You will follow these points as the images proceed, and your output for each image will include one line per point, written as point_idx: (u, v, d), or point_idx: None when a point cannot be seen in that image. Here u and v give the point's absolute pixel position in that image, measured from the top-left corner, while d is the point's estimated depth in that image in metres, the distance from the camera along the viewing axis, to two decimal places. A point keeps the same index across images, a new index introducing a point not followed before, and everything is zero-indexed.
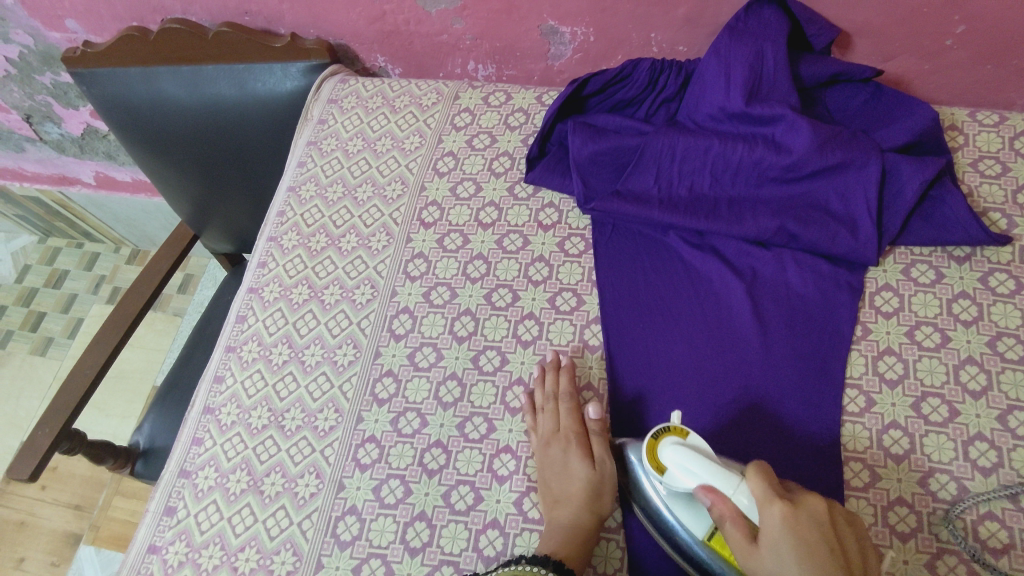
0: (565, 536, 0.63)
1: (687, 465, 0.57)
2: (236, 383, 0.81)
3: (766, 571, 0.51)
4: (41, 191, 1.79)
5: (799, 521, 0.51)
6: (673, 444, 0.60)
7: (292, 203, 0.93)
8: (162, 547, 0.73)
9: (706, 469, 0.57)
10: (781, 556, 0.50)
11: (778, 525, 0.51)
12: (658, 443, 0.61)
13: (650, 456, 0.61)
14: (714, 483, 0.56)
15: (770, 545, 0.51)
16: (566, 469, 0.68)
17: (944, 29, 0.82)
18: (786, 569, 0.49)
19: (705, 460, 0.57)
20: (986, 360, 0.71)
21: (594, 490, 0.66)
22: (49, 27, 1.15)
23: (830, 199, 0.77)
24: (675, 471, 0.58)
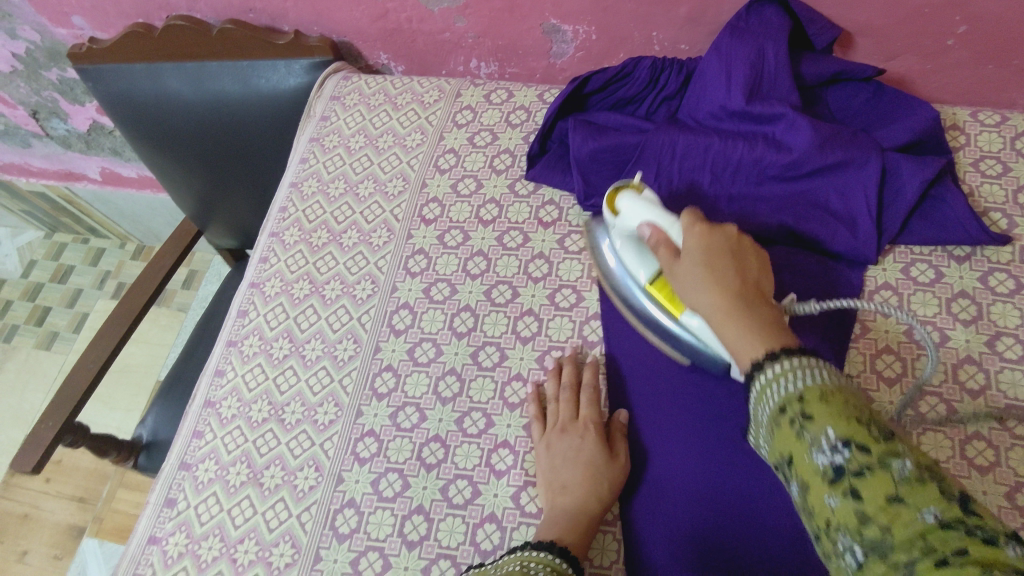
0: (570, 526, 0.63)
1: (637, 208, 0.69)
2: (237, 376, 0.81)
3: (681, 279, 0.62)
4: (47, 187, 1.80)
5: (705, 250, 0.61)
6: (629, 197, 0.71)
7: (294, 199, 0.93)
8: (163, 538, 0.73)
9: (651, 211, 0.68)
10: (692, 258, 0.61)
11: (691, 235, 0.62)
12: (618, 194, 0.72)
13: (609, 208, 0.73)
14: (656, 220, 0.67)
15: (686, 264, 0.61)
16: (579, 458, 0.67)
17: (946, 29, 0.82)
18: (698, 289, 0.60)
19: (650, 206, 0.69)
20: (985, 359, 0.71)
21: (603, 483, 0.67)
22: (56, 23, 1.16)
23: (830, 197, 0.77)
24: (630, 215, 0.70)
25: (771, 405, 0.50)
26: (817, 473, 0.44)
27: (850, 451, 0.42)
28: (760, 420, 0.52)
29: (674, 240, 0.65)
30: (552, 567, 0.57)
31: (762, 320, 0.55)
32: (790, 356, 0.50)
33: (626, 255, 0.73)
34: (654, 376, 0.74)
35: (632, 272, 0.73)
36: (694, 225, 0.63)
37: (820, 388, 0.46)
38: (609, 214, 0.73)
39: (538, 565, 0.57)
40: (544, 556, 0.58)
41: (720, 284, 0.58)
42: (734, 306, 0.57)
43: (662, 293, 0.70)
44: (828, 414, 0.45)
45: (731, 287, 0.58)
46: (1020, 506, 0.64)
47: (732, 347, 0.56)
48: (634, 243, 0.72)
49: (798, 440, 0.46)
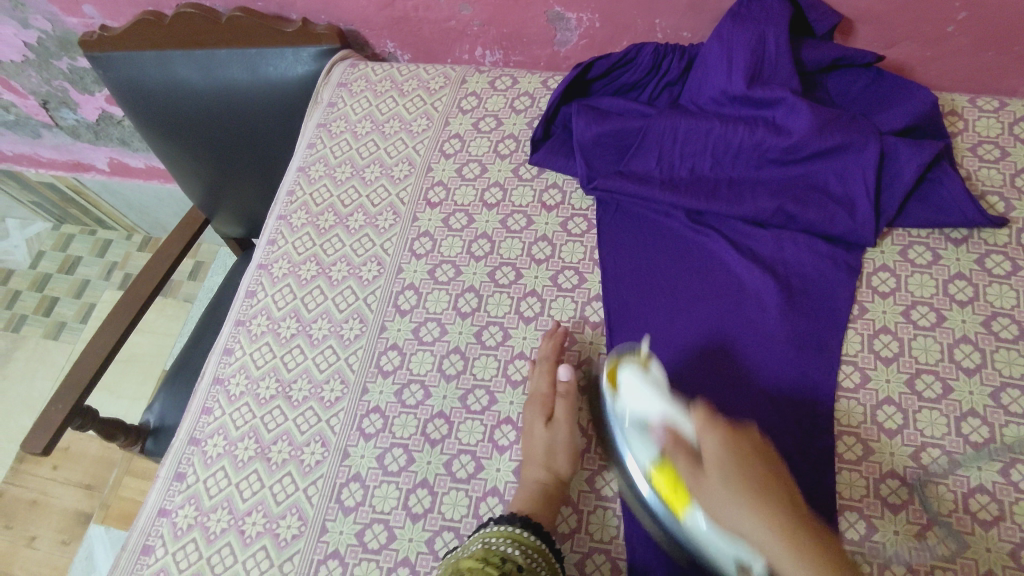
0: (526, 495, 0.66)
1: (639, 390, 0.63)
2: (245, 355, 0.83)
3: (708, 494, 0.51)
4: (56, 177, 1.82)
5: (732, 450, 0.52)
6: (631, 371, 0.66)
7: (301, 183, 0.95)
8: (172, 510, 0.75)
9: (654, 396, 0.62)
10: (722, 475, 0.50)
11: (711, 435, 0.53)
12: (619, 368, 0.68)
13: (610, 383, 0.68)
14: (676, 420, 0.59)
15: (718, 470, 0.50)
16: (530, 432, 0.71)
17: (946, 15, 0.83)
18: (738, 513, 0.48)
19: (657, 390, 0.62)
20: (981, 339, 0.72)
21: (551, 449, 0.69)
22: (67, 12, 1.18)
23: (829, 180, 0.78)
24: (631, 392, 0.64)
25: None
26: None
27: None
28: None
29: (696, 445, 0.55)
30: (513, 538, 0.61)
31: (802, 530, 0.46)
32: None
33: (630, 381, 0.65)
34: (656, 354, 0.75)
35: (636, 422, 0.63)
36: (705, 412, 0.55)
37: None
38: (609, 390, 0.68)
39: (501, 540, 0.61)
40: (504, 531, 0.62)
41: (774, 514, 0.47)
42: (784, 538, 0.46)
43: (664, 481, 0.59)
44: None
45: (776, 502, 0.48)
46: (1014, 481, 0.64)
47: (763, 548, 0.47)
48: (638, 422, 0.63)
49: None
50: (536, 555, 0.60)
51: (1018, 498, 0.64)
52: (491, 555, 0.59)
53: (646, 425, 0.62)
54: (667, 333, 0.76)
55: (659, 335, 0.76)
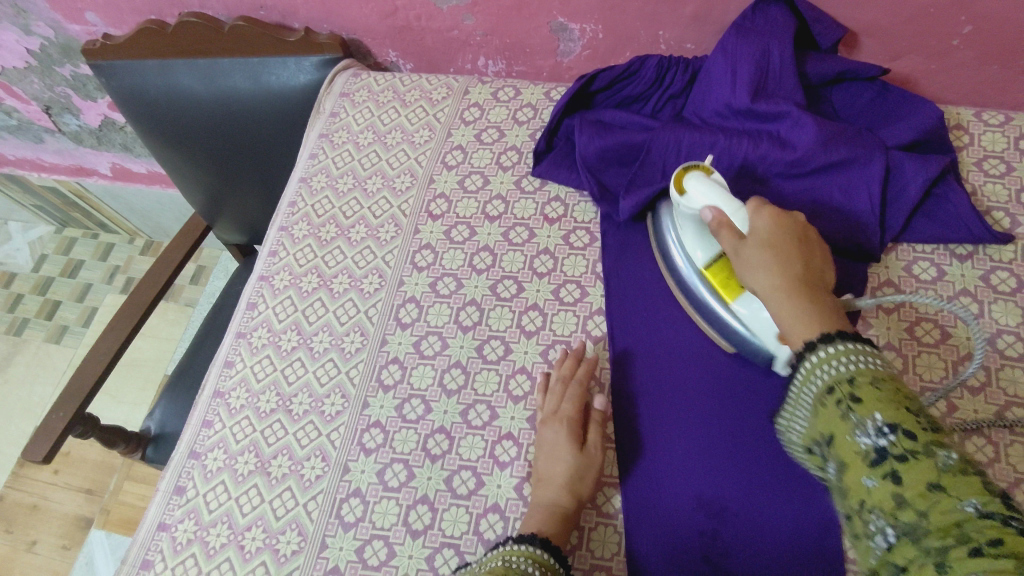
0: (546, 515, 0.65)
1: (705, 194, 0.69)
2: (245, 367, 0.83)
3: (744, 257, 0.63)
4: (59, 182, 1.82)
5: (778, 226, 0.63)
6: (698, 177, 0.71)
7: (303, 194, 0.94)
8: (172, 524, 0.74)
9: (721, 197, 0.67)
10: (761, 240, 0.62)
11: (760, 217, 0.64)
12: (687, 175, 0.72)
13: (676, 187, 0.73)
14: (722, 207, 0.67)
15: (758, 240, 0.62)
16: (554, 451, 0.69)
17: (952, 28, 0.82)
18: (759, 261, 0.61)
19: (722, 189, 0.68)
20: (986, 357, 0.71)
21: (576, 474, 0.67)
22: (70, 20, 1.17)
23: (835, 195, 0.77)
24: (699, 196, 0.70)
25: (817, 386, 0.52)
26: (859, 454, 0.47)
27: (893, 436, 0.45)
28: (803, 401, 0.54)
29: (738, 223, 0.65)
30: (536, 559, 0.59)
31: (822, 306, 0.57)
32: (846, 340, 0.51)
33: (687, 236, 0.74)
34: (658, 371, 0.75)
35: (689, 256, 0.74)
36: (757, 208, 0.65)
37: (874, 375, 0.48)
38: (676, 191, 0.72)
39: (520, 558, 0.59)
40: (528, 550, 0.60)
41: (787, 271, 0.59)
42: (794, 287, 0.58)
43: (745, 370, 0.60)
44: (881, 400, 0.46)
45: (793, 272, 0.59)
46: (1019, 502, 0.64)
47: (769, 291, 0.59)
48: (695, 223, 0.73)
49: (844, 421, 0.48)
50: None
51: None
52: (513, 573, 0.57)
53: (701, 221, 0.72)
54: (671, 350, 0.76)
55: (662, 351, 0.76)
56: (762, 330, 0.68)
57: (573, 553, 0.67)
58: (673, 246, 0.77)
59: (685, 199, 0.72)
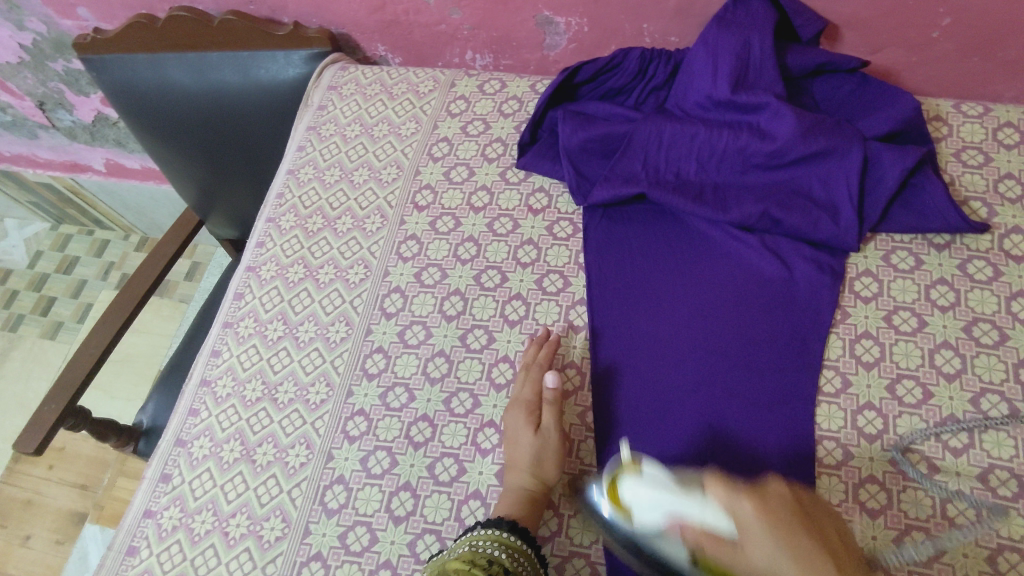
0: (511, 500, 0.67)
1: (650, 492, 0.52)
2: (232, 357, 0.84)
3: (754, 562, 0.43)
4: (54, 178, 1.83)
5: (771, 509, 0.44)
6: (633, 481, 0.54)
7: (290, 186, 0.95)
8: (158, 511, 0.75)
9: (667, 489, 0.50)
10: (747, 531, 0.44)
11: (738, 509, 0.44)
12: (618, 485, 0.55)
13: (611, 500, 0.56)
14: (681, 510, 0.48)
15: (750, 539, 0.43)
16: (515, 437, 0.71)
17: (931, 20, 0.83)
18: (775, 549, 0.42)
19: (661, 483, 0.52)
20: (961, 344, 0.71)
21: (538, 457, 0.69)
22: (62, 15, 1.18)
23: (814, 186, 0.78)
24: (643, 503, 0.52)
25: None
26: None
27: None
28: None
29: (714, 525, 0.45)
30: (501, 542, 0.61)
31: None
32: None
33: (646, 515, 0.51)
34: (639, 359, 0.76)
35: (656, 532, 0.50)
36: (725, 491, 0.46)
37: None
38: (613, 511, 0.55)
39: (487, 543, 0.61)
40: (493, 533, 0.61)
41: (817, 546, 0.42)
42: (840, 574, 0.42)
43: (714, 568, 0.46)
44: None
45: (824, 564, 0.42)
46: (992, 487, 0.64)
47: None
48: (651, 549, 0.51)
49: None
50: (524, 560, 0.60)
51: (995, 503, 0.64)
52: (478, 558, 0.59)
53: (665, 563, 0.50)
54: (652, 339, 0.77)
55: (643, 340, 0.77)
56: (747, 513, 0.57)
57: (550, 540, 0.68)
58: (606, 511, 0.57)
59: (629, 521, 0.53)
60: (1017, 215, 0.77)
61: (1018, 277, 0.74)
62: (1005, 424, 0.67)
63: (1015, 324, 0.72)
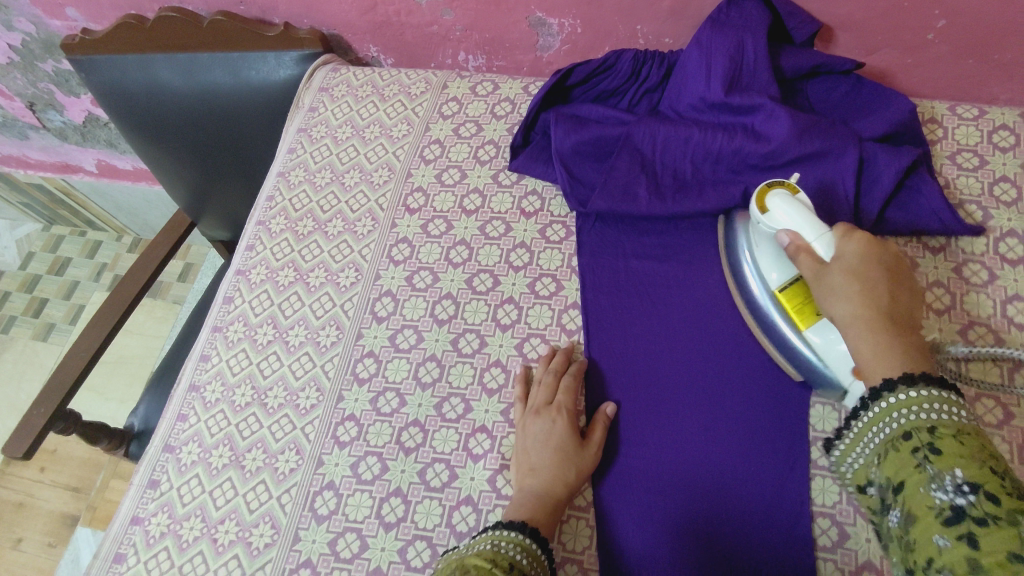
0: (536, 504, 0.65)
1: (790, 212, 0.68)
2: (221, 361, 0.83)
3: (828, 280, 0.63)
4: (45, 179, 1.82)
5: (868, 253, 0.63)
6: (782, 196, 0.69)
7: (281, 188, 0.94)
8: (146, 518, 0.74)
9: (806, 219, 0.67)
10: (843, 264, 0.63)
11: (849, 241, 0.64)
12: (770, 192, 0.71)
13: (757, 204, 0.72)
14: (806, 230, 0.66)
15: (827, 287, 0.63)
16: (549, 442, 0.69)
17: (926, 22, 0.83)
18: (844, 291, 0.61)
19: (806, 212, 0.67)
20: (956, 348, 0.71)
21: (567, 466, 0.67)
22: (50, 15, 1.17)
23: (809, 187, 0.77)
24: (778, 215, 0.69)
25: (892, 429, 0.54)
26: (930, 508, 0.48)
27: (976, 494, 0.46)
28: (867, 442, 0.57)
29: (821, 250, 0.65)
30: (522, 546, 0.59)
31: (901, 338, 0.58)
32: (941, 419, 0.51)
33: (762, 257, 0.72)
34: (633, 364, 0.75)
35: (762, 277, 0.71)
36: (844, 231, 0.65)
37: (956, 428, 0.51)
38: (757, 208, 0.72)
39: (509, 545, 0.59)
40: (517, 537, 0.60)
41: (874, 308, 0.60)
42: (876, 318, 0.59)
43: (792, 303, 0.69)
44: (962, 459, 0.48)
45: (879, 301, 0.60)
46: None
47: (865, 353, 0.59)
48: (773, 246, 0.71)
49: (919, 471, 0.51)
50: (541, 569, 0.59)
51: None
52: (500, 558, 0.57)
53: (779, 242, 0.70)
54: (646, 343, 0.76)
55: (636, 345, 0.76)
56: (836, 361, 0.65)
57: None
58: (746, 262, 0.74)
59: (766, 216, 0.71)
60: (1012, 218, 0.77)
61: (1013, 281, 0.73)
62: (1000, 430, 0.67)
63: (1009, 328, 0.71)
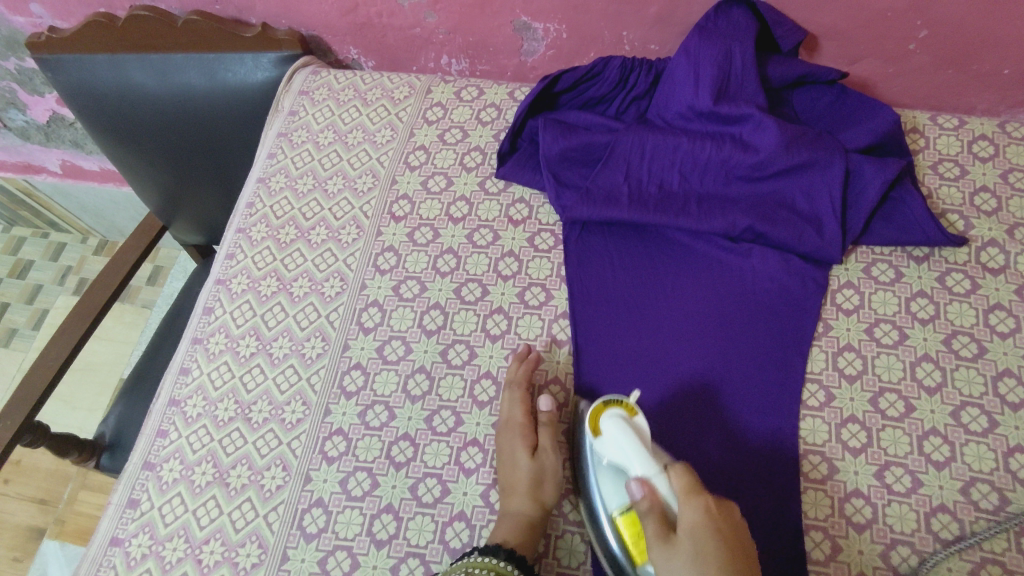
0: (513, 524, 0.64)
1: (619, 442, 0.62)
2: (202, 375, 0.80)
3: (671, 565, 0.52)
4: (5, 179, 1.75)
5: (708, 534, 0.52)
6: (615, 418, 0.64)
7: (261, 195, 0.92)
8: (126, 539, 0.72)
9: (634, 450, 0.61)
10: (694, 534, 0.53)
11: (690, 507, 0.54)
12: (603, 411, 0.66)
13: (592, 421, 0.66)
14: (648, 476, 0.59)
15: (691, 534, 0.53)
16: (511, 460, 0.69)
17: (908, 33, 0.84)
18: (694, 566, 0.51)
19: (634, 439, 0.61)
20: (941, 357, 0.72)
21: (534, 479, 0.67)
22: (13, 12, 1.12)
23: (796, 197, 0.78)
24: (609, 441, 0.63)
25: None
26: None
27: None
28: None
29: (670, 506, 0.56)
30: (497, 571, 0.59)
31: None
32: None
33: (603, 480, 0.64)
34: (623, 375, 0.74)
35: (603, 500, 0.64)
36: (687, 480, 0.56)
37: None
38: (591, 429, 0.66)
39: (483, 572, 0.59)
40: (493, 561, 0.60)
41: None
42: None
43: (627, 529, 0.61)
44: None
45: (732, 565, 0.51)
46: (974, 500, 0.65)
47: None
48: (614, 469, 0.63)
49: None
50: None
51: (977, 516, 0.64)
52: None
53: (620, 471, 0.63)
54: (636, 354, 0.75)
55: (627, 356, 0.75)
56: None
57: (539, 561, 0.67)
58: (586, 452, 0.67)
59: (599, 439, 0.64)
60: (993, 228, 0.78)
61: (994, 290, 0.75)
62: (986, 437, 0.68)
63: (992, 336, 0.72)
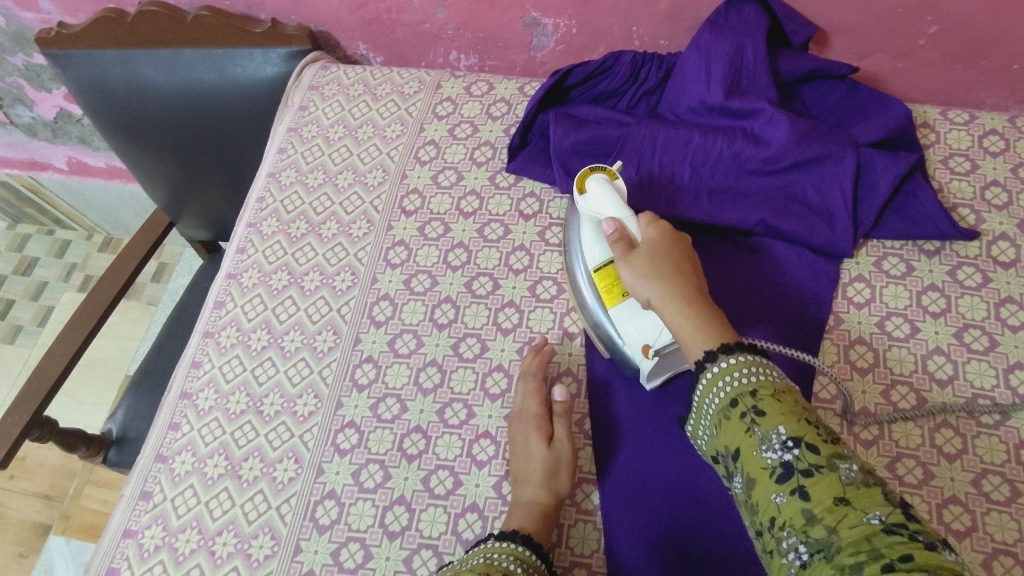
0: (527, 513, 0.64)
1: (600, 199, 0.70)
2: (213, 368, 0.80)
3: (631, 267, 0.65)
4: (11, 176, 1.75)
5: (671, 276, 0.63)
6: (599, 180, 0.71)
7: (272, 189, 0.92)
8: (139, 530, 0.72)
9: (612, 201, 0.70)
10: (653, 250, 0.65)
11: (651, 230, 0.67)
12: (589, 175, 0.72)
13: (578, 186, 0.73)
14: (624, 219, 0.69)
15: (649, 250, 0.65)
16: (526, 449, 0.69)
17: (918, 28, 0.84)
18: (660, 288, 0.63)
19: (615, 195, 0.70)
20: (953, 350, 0.72)
21: (549, 468, 0.67)
22: (22, 8, 1.12)
23: (808, 192, 0.78)
24: (596, 198, 0.71)
25: (720, 398, 0.55)
26: (765, 469, 0.50)
27: (800, 449, 0.48)
28: (704, 410, 0.57)
29: (635, 235, 0.68)
30: (518, 557, 0.59)
31: (711, 312, 0.60)
32: (744, 358, 0.54)
33: (584, 232, 0.73)
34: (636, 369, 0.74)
35: (585, 252, 0.74)
36: (653, 224, 0.68)
37: (775, 388, 0.52)
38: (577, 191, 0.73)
39: (503, 556, 0.59)
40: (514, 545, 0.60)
41: (676, 284, 0.63)
42: (682, 296, 0.62)
43: (602, 281, 0.72)
44: (780, 414, 0.50)
45: (681, 283, 0.63)
46: (985, 492, 0.65)
47: (679, 332, 0.60)
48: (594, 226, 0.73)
49: (746, 434, 0.52)
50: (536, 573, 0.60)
51: (989, 508, 0.65)
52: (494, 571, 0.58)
53: (600, 224, 0.72)
54: None
55: None
56: (643, 331, 0.68)
57: (552, 551, 0.67)
58: (574, 237, 0.76)
59: (584, 200, 0.72)
60: (1004, 222, 0.78)
61: (1006, 283, 0.75)
62: (997, 429, 0.68)
63: (1004, 330, 0.73)
